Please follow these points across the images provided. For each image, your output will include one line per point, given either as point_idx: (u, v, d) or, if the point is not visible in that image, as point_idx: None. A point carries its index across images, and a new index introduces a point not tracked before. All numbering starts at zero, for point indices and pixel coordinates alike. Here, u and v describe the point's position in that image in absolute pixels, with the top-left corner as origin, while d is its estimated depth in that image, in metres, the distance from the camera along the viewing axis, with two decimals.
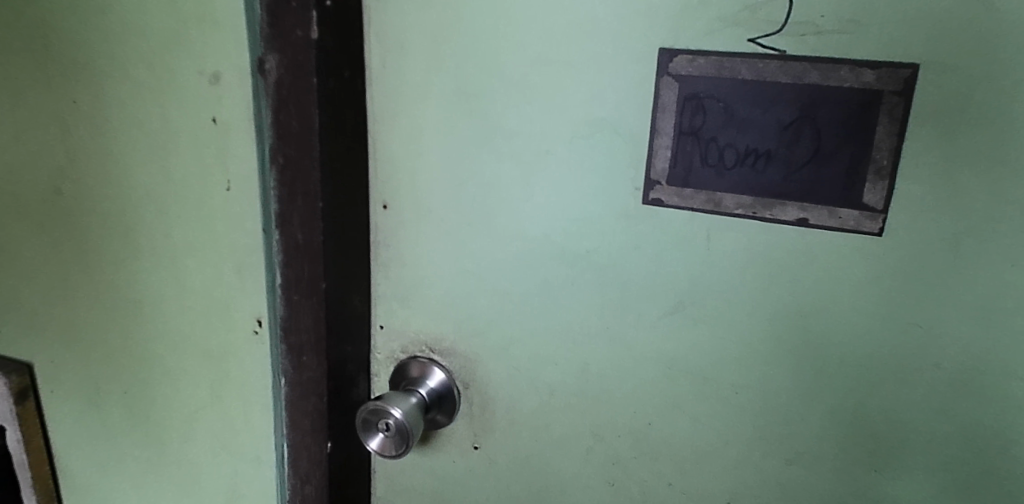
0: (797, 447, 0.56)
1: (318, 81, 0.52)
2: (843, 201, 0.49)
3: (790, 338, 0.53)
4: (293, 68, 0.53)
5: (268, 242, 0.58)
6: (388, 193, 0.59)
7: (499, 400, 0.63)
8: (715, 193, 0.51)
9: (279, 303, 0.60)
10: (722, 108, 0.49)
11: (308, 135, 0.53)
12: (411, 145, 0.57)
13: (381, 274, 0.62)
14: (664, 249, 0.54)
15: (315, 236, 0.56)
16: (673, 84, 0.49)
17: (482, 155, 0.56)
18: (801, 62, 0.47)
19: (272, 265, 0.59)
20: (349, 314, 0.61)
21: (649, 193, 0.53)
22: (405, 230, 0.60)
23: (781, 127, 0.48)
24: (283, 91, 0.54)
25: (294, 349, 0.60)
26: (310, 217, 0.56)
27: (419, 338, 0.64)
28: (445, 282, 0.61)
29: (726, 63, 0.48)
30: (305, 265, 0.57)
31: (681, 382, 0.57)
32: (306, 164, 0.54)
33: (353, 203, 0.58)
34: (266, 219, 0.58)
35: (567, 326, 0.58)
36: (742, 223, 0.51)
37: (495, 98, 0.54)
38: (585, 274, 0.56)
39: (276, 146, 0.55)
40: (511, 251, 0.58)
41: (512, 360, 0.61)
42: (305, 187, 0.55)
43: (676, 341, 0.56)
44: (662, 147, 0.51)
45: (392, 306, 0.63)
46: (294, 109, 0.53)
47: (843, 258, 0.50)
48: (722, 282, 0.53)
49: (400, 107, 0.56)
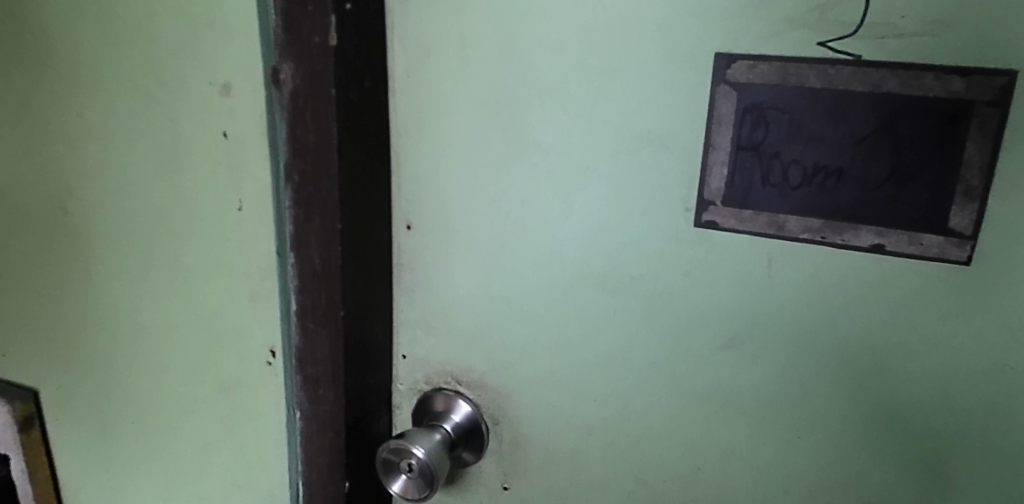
0: (865, 498, 0.50)
1: (337, 92, 0.48)
2: (925, 225, 0.43)
3: (860, 378, 0.47)
4: (309, 77, 0.48)
5: (283, 265, 0.54)
6: (412, 213, 0.55)
7: (532, 438, 0.58)
8: (778, 215, 0.46)
9: (294, 332, 0.55)
10: (786, 121, 0.44)
11: (326, 150, 0.49)
12: (437, 161, 0.53)
13: (404, 298, 0.58)
14: (718, 277, 0.48)
15: (333, 259, 0.51)
16: (731, 94, 0.44)
17: (515, 172, 0.51)
18: (878, 68, 0.41)
19: (287, 290, 0.55)
20: (370, 343, 0.57)
21: (702, 214, 0.47)
22: (430, 254, 0.55)
23: (855, 141, 0.43)
24: (299, 102, 0.49)
25: (310, 380, 0.56)
26: (328, 240, 0.51)
27: (444, 368, 0.59)
28: (473, 309, 0.56)
29: (792, 69, 0.43)
30: (323, 291, 0.53)
31: (734, 423, 0.51)
32: (325, 181, 0.50)
33: (374, 222, 0.54)
34: (281, 241, 0.53)
35: (609, 359, 0.53)
36: (808, 249, 0.46)
37: (530, 110, 0.49)
38: (629, 303, 0.51)
39: (291, 162, 0.51)
40: (546, 278, 0.53)
41: (546, 395, 0.56)
42: (323, 206, 0.51)
43: (730, 379, 0.50)
44: (717, 163, 0.46)
45: (415, 334, 0.59)
46: (310, 121, 0.49)
47: (924, 289, 0.44)
48: (784, 313, 0.47)
49: (425, 120, 0.52)
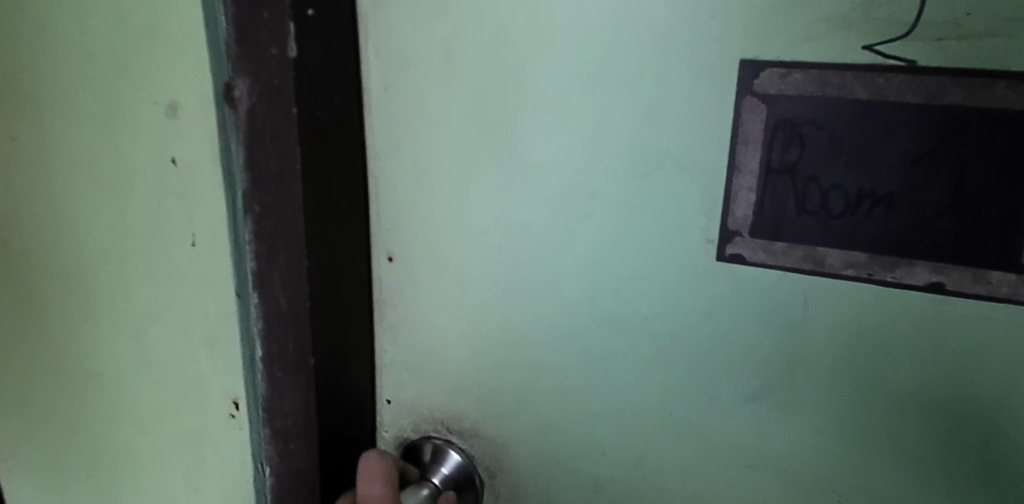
0: None
1: (300, 112, 0.41)
2: (994, 260, 0.36)
3: (916, 435, 0.40)
4: (268, 94, 0.41)
5: (244, 307, 0.47)
6: (393, 244, 0.48)
7: (534, 493, 0.51)
8: (816, 248, 0.39)
9: (259, 381, 0.49)
10: (824, 139, 0.37)
11: (289, 178, 0.42)
12: (421, 184, 0.46)
13: (386, 339, 0.51)
14: (744, 318, 0.41)
15: (302, 301, 0.45)
16: (759, 108, 0.37)
17: (510, 198, 0.44)
18: (936, 76, 0.34)
19: (250, 335, 0.48)
20: (348, 391, 0.50)
21: (726, 247, 0.40)
22: (416, 289, 0.49)
23: (909, 163, 0.36)
24: (257, 123, 0.42)
25: (279, 433, 0.49)
26: (295, 280, 0.45)
27: (433, 415, 0.52)
28: (465, 351, 0.49)
29: (832, 79, 0.36)
30: (290, 337, 0.46)
31: (763, 482, 0.45)
32: (288, 213, 0.43)
33: (349, 256, 0.47)
34: (241, 280, 0.47)
35: (619, 409, 0.46)
36: (852, 288, 0.39)
37: (525, 127, 0.42)
38: (640, 347, 0.44)
39: (250, 192, 0.44)
40: (547, 318, 0.46)
41: (549, 447, 0.49)
42: (287, 242, 0.44)
43: (760, 434, 0.43)
44: (744, 189, 0.39)
45: (401, 377, 0.52)
46: (270, 145, 0.42)
47: (993, 334, 0.37)
48: (823, 360, 0.41)
49: (405, 139, 0.45)
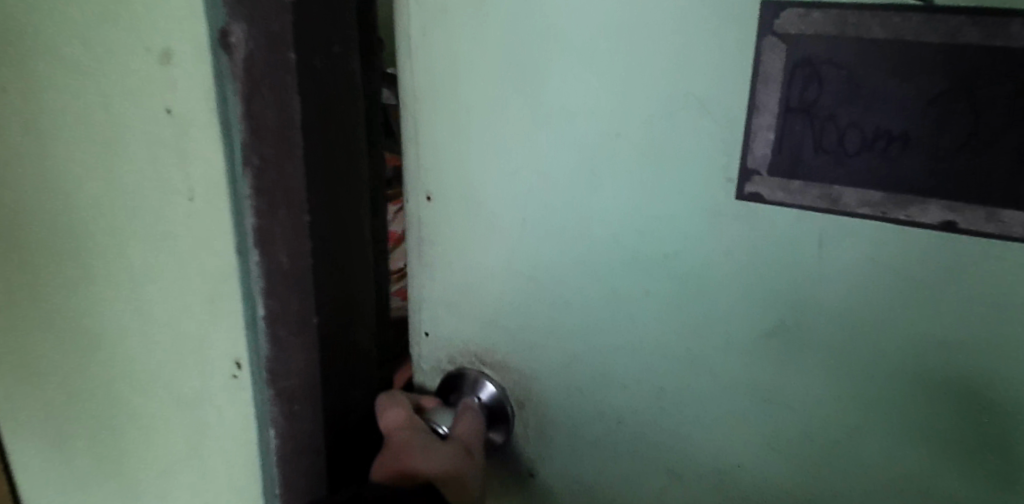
0: None
1: (298, 60, 0.40)
2: (1013, 200, 0.33)
3: (949, 403, 0.38)
4: (266, 41, 0.40)
5: (245, 265, 0.46)
6: (429, 183, 0.47)
7: (559, 428, 0.50)
8: (833, 185, 0.36)
9: (262, 341, 0.47)
10: (844, 78, 0.34)
11: (287, 129, 0.41)
12: (454, 121, 0.45)
13: (425, 276, 0.50)
14: (768, 267, 0.39)
15: (303, 257, 0.44)
16: (780, 47, 0.35)
17: (535, 138, 0.42)
18: (956, 14, 0.32)
19: (252, 294, 0.46)
20: (353, 351, 0.49)
21: (745, 185, 0.38)
22: (448, 226, 0.48)
23: (929, 99, 0.33)
24: (254, 72, 0.41)
25: (283, 395, 0.48)
26: (295, 236, 0.44)
27: (467, 348, 0.51)
28: (495, 288, 0.48)
29: (852, 18, 0.34)
30: (292, 295, 0.45)
31: (785, 440, 0.42)
32: (288, 166, 0.42)
33: (354, 212, 0.46)
34: (241, 237, 0.45)
35: (637, 360, 0.45)
36: (866, 228, 0.36)
37: (549, 62, 0.40)
38: (665, 289, 0.42)
39: (249, 144, 0.42)
40: (570, 259, 0.44)
41: (573, 382, 0.48)
42: (287, 196, 0.43)
43: (785, 388, 0.41)
44: (763, 127, 0.37)
45: (438, 311, 0.51)
46: (269, 95, 0.41)
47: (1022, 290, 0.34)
48: (850, 312, 0.38)
49: (438, 72, 0.44)
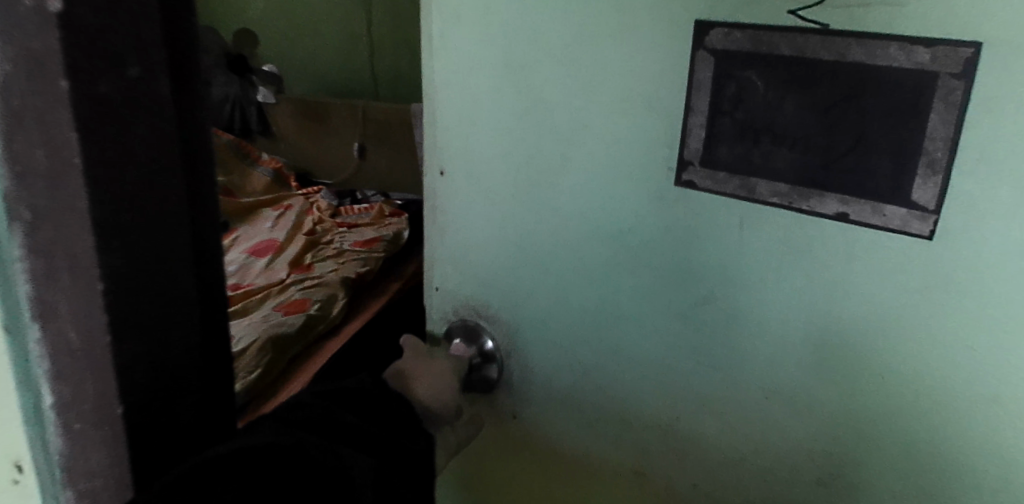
0: (812, 456, 0.54)
1: (71, 87, 0.31)
2: (890, 197, 0.44)
3: (829, 351, 0.50)
4: (28, 63, 0.31)
5: (21, 344, 0.37)
6: (443, 161, 0.63)
7: (539, 368, 0.66)
8: (749, 178, 0.49)
9: (50, 434, 0.38)
10: (762, 85, 0.46)
11: (64, 174, 0.32)
12: (466, 114, 0.60)
13: (439, 231, 0.67)
14: (654, 245, 0.55)
15: (96, 335, 0.35)
16: (710, 60, 0.47)
17: (524, 128, 0.57)
18: (844, 37, 0.42)
19: (33, 377, 0.38)
20: (185, 441, 0.40)
21: (683, 174, 0.51)
22: (454, 194, 0.64)
23: (823, 110, 0.44)
24: (18, 101, 0.32)
25: (84, 497, 0.39)
26: (84, 307, 0.35)
27: (468, 303, 0.68)
28: (479, 242, 0.64)
29: (765, 38, 0.45)
30: (87, 379, 0.36)
31: (675, 371, 0.58)
32: (70, 220, 0.33)
33: (174, 274, 0.37)
34: (14, 309, 0.36)
35: (568, 310, 0.61)
36: (776, 212, 0.48)
37: (534, 73, 0.54)
38: (625, 257, 0.56)
39: (19, 194, 0.34)
40: (543, 231, 0.60)
41: (546, 337, 0.64)
42: (72, 258, 0.34)
43: (670, 333, 0.57)
44: (695, 125, 0.49)
45: (446, 268, 0.68)
46: (37, 131, 0.32)
47: (888, 260, 0.46)
48: (721, 270, 0.52)
49: (458, 69, 0.59)
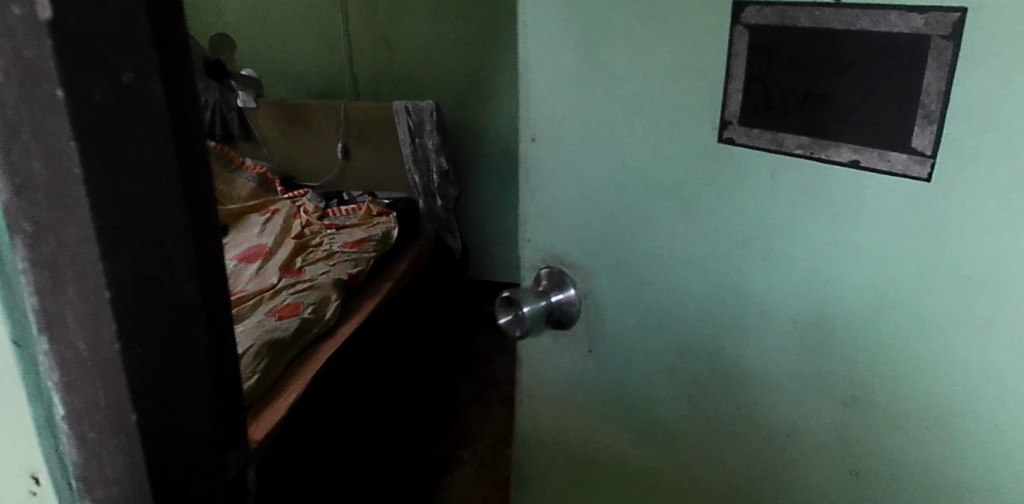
0: (848, 456, 0.50)
1: (67, 97, 0.31)
2: (895, 145, 0.41)
3: (847, 323, 0.47)
4: (23, 75, 0.31)
5: (30, 358, 0.37)
6: (532, 126, 0.61)
7: (605, 320, 0.63)
8: (779, 132, 0.46)
9: (65, 445, 0.38)
10: (809, 36, 0.43)
11: (64, 184, 0.32)
12: (531, 81, 0.60)
13: (530, 180, 0.64)
14: (717, 195, 0.51)
15: (105, 344, 0.35)
16: (746, 34, 0.46)
17: (577, 110, 0.57)
18: (854, 9, 0.40)
19: (46, 390, 0.37)
20: (196, 442, 0.40)
21: (724, 131, 0.49)
22: (542, 159, 0.62)
23: (843, 65, 0.42)
24: (15, 114, 0.32)
25: None
26: (92, 317, 0.34)
27: (555, 254, 0.65)
28: (570, 201, 0.61)
29: (789, 11, 0.43)
30: (98, 389, 0.36)
31: (690, 340, 0.57)
32: (73, 230, 0.33)
33: (178, 278, 0.37)
34: (20, 324, 0.36)
35: (649, 290, 0.58)
36: (801, 165, 0.45)
37: (606, 41, 0.53)
38: (668, 225, 0.55)
39: (19, 207, 0.33)
40: (588, 187, 0.59)
41: (625, 305, 0.61)
42: (76, 268, 0.34)
43: (778, 327, 0.51)
44: (735, 90, 0.47)
45: (540, 230, 0.65)
46: (34, 142, 0.32)
47: (907, 208, 0.42)
48: (758, 228, 0.49)
49: (534, 26, 0.58)
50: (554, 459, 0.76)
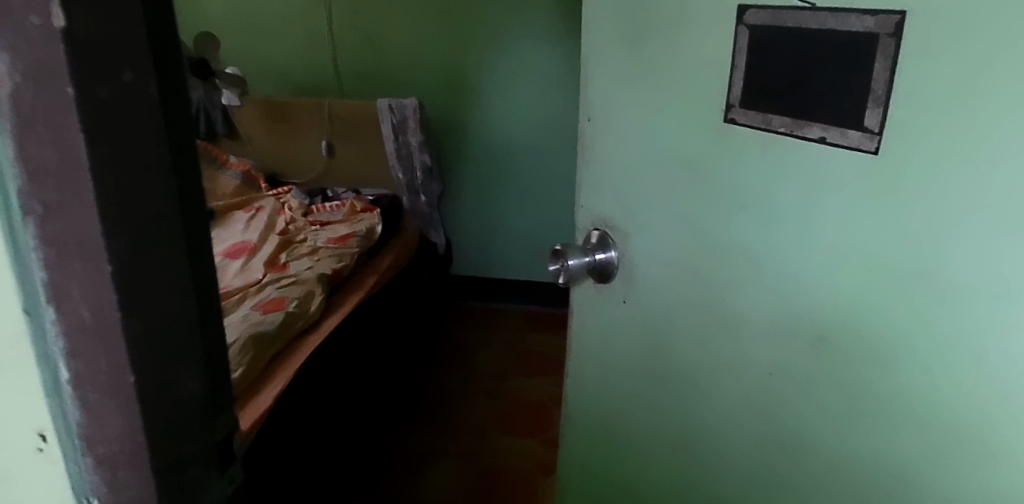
0: (836, 397, 0.63)
1: (78, 93, 0.35)
2: (850, 123, 0.54)
3: (819, 279, 0.61)
4: (34, 74, 0.35)
5: (39, 325, 0.41)
6: (590, 111, 0.82)
7: (639, 269, 0.81)
8: (767, 114, 0.61)
9: (68, 405, 0.42)
10: (792, 37, 0.57)
11: (71, 170, 0.36)
12: (599, 72, 0.80)
13: (589, 154, 0.84)
14: (735, 173, 0.66)
15: (109, 313, 0.39)
16: (746, 31, 0.61)
17: (625, 94, 0.77)
18: (825, 11, 0.54)
19: (52, 355, 0.41)
20: (186, 403, 0.45)
21: (728, 113, 0.65)
22: (597, 137, 0.82)
23: (812, 60, 0.56)
24: (24, 108, 0.36)
25: (102, 463, 0.43)
26: (97, 289, 0.39)
27: (602, 217, 0.85)
28: (613, 177, 0.81)
29: (778, 14, 0.58)
30: (101, 354, 0.40)
31: (709, 287, 0.72)
32: (79, 212, 0.37)
33: (171, 253, 0.42)
34: (31, 296, 0.40)
35: (678, 247, 0.75)
36: (788, 141, 0.60)
37: (648, 42, 0.72)
38: (692, 195, 0.71)
39: (29, 189, 0.37)
40: (630, 164, 0.78)
41: (659, 255, 0.78)
42: (81, 246, 0.38)
43: (764, 276, 0.66)
44: (737, 79, 0.63)
45: (593, 194, 0.85)
46: (46, 134, 0.36)
47: (855, 172, 0.56)
48: (752, 197, 0.65)
49: (594, 34, 0.79)
50: (597, 389, 0.95)
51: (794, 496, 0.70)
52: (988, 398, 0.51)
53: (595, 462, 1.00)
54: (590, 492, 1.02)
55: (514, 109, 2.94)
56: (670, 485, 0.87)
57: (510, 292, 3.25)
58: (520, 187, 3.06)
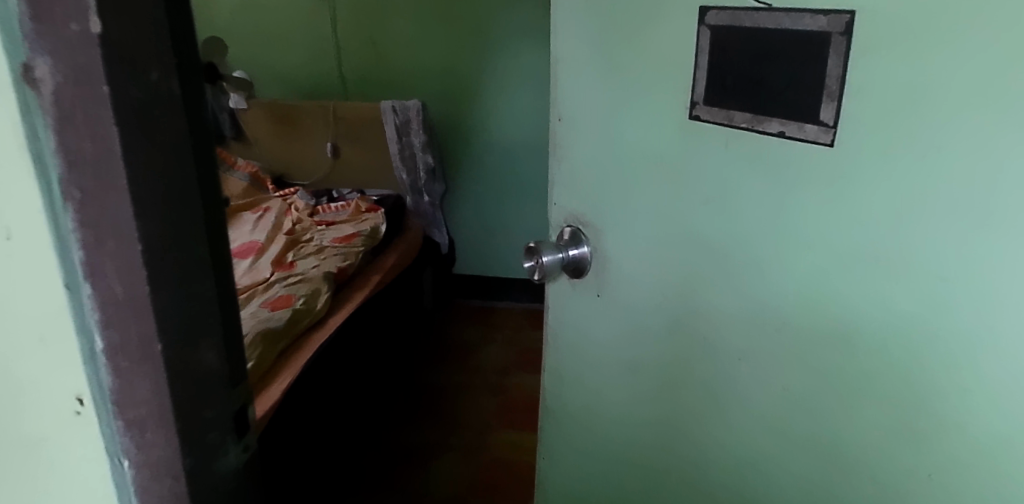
0: (804, 372, 0.67)
1: (112, 91, 0.40)
2: (807, 117, 0.59)
3: (785, 263, 0.65)
4: (74, 74, 0.40)
5: (77, 300, 0.46)
6: (560, 111, 0.86)
7: (612, 262, 0.85)
8: (730, 110, 0.65)
9: (104, 371, 0.47)
10: (751, 37, 0.61)
11: (107, 159, 0.41)
12: (568, 75, 0.83)
13: (561, 152, 0.88)
14: (704, 165, 0.70)
15: (139, 287, 0.44)
16: (708, 32, 0.65)
17: (595, 95, 0.80)
18: (780, 12, 0.59)
19: (88, 327, 0.46)
20: (206, 372, 0.50)
21: (693, 110, 0.69)
22: (568, 136, 0.86)
23: (770, 59, 0.60)
24: (64, 105, 0.40)
25: (133, 425, 0.48)
26: (128, 266, 0.44)
27: (574, 214, 0.88)
28: (585, 174, 0.85)
29: (738, 15, 0.62)
30: (132, 324, 0.45)
31: (680, 274, 0.77)
32: (113, 197, 0.42)
33: (193, 235, 0.47)
34: (71, 273, 0.45)
35: (651, 237, 0.79)
36: (749, 135, 0.64)
37: (617, 44, 0.76)
38: (664, 188, 0.75)
39: (70, 178, 0.42)
40: (602, 162, 0.82)
41: (631, 248, 0.82)
42: (114, 228, 0.43)
43: (733, 262, 0.70)
44: (701, 77, 0.67)
45: (565, 191, 0.89)
46: (85, 128, 0.41)
47: (814, 161, 0.60)
48: (720, 187, 0.69)
49: (563, 38, 0.83)
50: (575, 382, 0.98)
51: (768, 468, 0.74)
52: (941, 365, 0.56)
53: (576, 456, 1.02)
54: (573, 486, 1.05)
55: (511, 110, 3.00)
56: (650, 468, 0.91)
57: (509, 290, 3.29)
58: (519, 185, 3.12)
